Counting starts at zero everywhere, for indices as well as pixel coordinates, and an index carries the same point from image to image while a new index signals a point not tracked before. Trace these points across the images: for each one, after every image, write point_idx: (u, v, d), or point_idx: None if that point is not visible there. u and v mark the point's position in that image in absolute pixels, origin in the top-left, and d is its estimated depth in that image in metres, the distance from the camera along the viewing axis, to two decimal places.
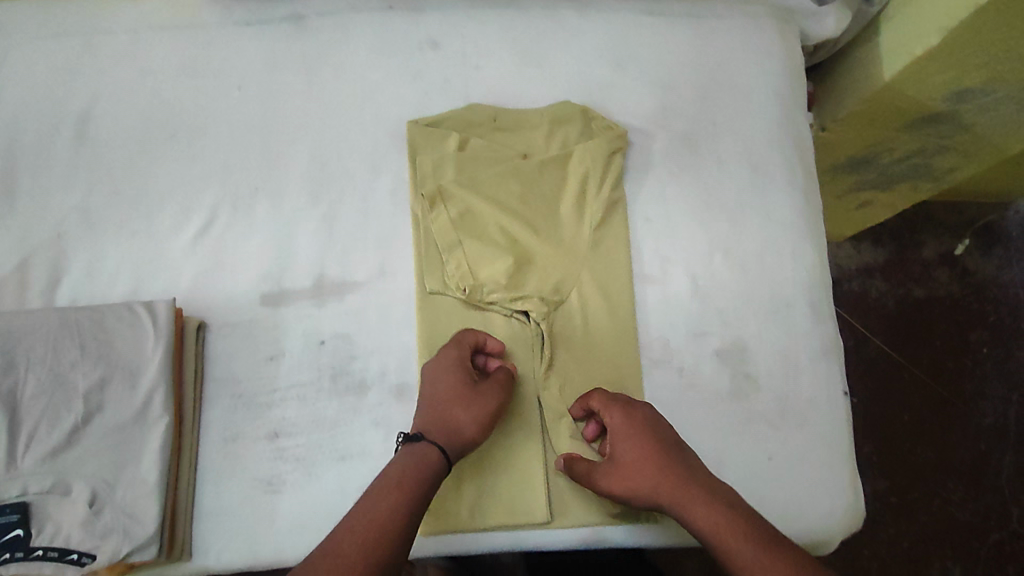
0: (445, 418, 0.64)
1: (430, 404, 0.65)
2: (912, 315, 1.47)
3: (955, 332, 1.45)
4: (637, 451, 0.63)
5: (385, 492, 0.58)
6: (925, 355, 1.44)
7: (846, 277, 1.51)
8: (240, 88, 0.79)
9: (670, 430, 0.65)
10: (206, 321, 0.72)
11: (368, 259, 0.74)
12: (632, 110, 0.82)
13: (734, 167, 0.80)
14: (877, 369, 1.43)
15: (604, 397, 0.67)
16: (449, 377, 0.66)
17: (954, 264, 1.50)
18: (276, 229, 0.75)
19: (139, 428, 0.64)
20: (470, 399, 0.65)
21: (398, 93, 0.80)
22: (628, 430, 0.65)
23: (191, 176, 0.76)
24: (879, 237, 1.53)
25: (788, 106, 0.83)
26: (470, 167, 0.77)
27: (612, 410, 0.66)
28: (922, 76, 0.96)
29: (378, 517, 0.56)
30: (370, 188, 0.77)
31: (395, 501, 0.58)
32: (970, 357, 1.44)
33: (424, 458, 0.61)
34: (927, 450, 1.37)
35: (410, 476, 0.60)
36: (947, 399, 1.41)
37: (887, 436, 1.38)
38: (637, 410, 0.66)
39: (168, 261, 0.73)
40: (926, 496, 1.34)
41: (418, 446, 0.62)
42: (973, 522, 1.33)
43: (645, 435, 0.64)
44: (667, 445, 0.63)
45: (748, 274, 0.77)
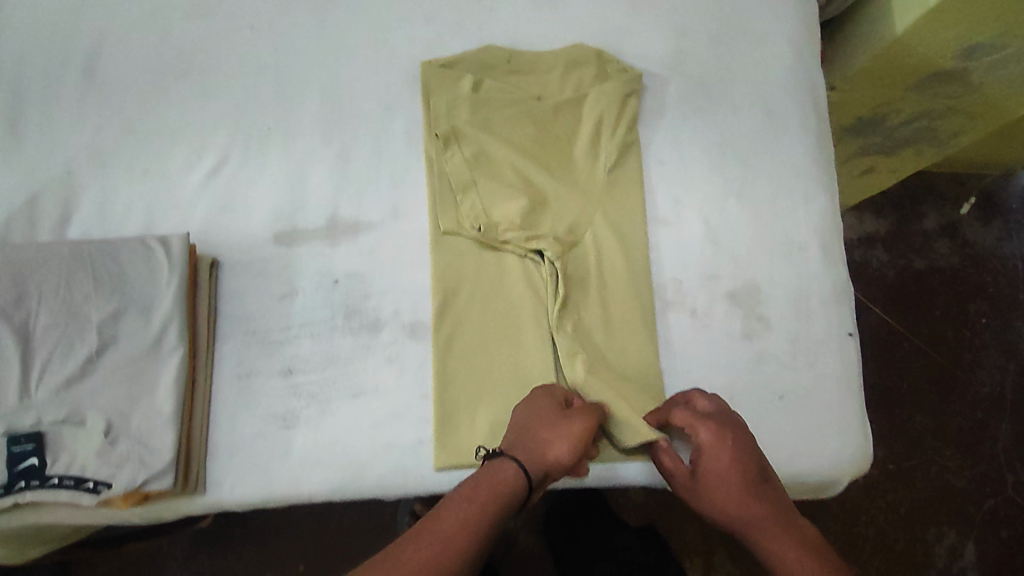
0: (524, 436, 0.62)
1: (518, 432, 0.63)
2: (913, 282, 1.48)
3: (956, 299, 1.47)
4: (727, 480, 0.61)
5: (455, 503, 0.56)
6: (926, 321, 1.45)
7: (850, 244, 1.51)
8: (251, 26, 0.78)
9: (758, 456, 0.63)
10: (218, 259, 0.71)
11: (381, 199, 0.74)
12: (646, 54, 0.81)
13: (748, 112, 0.80)
14: (879, 336, 1.44)
15: (694, 416, 0.64)
16: (531, 403, 0.65)
17: (955, 235, 1.51)
18: (288, 169, 0.74)
19: (154, 361, 0.63)
20: (551, 419, 0.63)
21: (410, 34, 0.79)
22: (718, 455, 0.62)
23: (202, 114, 0.75)
24: (882, 205, 1.53)
25: (803, 53, 0.82)
26: (484, 108, 0.76)
27: (702, 429, 0.63)
28: (933, 30, 0.95)
29: (447, 528, 0.54)
30: (383, 128, 0.76)
31: (468, 512, 0.55)
32: (969, 327, 1.45)
33: (499, 472, 0.59)
34: (926, 418, 1.38)
35: (484, 487, 0.58)
36: (946, 367, 1.42)
37: (887, 401, 1.39)
38: (730, 434, 0.63)
39: (179, 198, 0.72)
40: (925, 462, 1.35)
41: (495, 464, 0.60)
42: (970, 488, 1.35)
43: (737, 464, 0.61)
44: (757, 476, 0.62)
45: (760, 218, 0.77)
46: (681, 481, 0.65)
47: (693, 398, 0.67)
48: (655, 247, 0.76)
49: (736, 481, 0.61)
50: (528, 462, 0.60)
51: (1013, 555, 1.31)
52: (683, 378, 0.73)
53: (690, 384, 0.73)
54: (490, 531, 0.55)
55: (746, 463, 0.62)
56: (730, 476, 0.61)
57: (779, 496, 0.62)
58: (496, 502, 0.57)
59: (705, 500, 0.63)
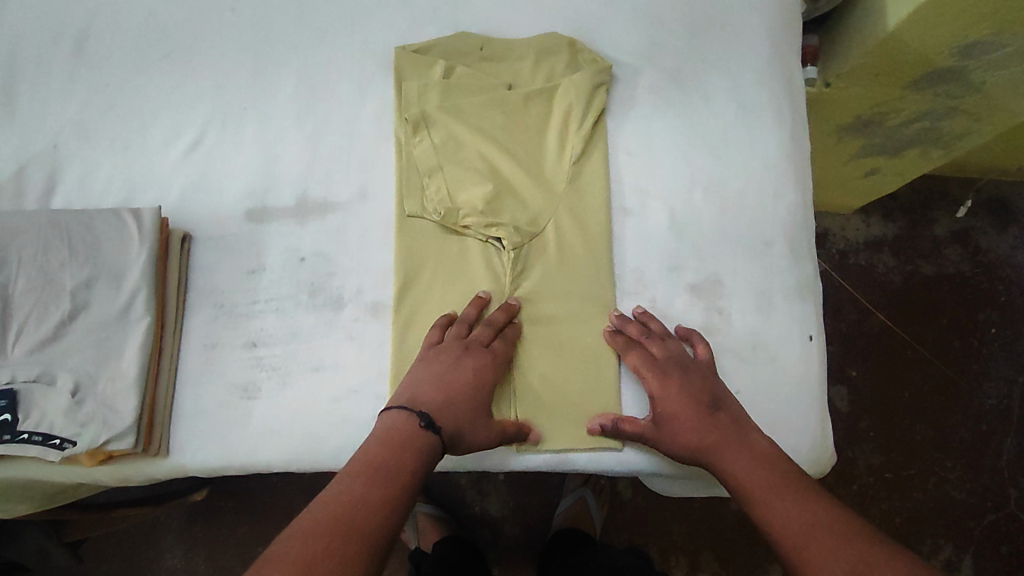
0: (451, 415, 0.65)
1: (452, 414, 0.65)
2: (916, 289, 1.44)
3: (962, 308, 1.43)
4: (682, 417, 0.66)
5: (368, 473, 0.58)
6: (928, 329, 1.42)
7: (854, 248, 1.48)
8: (234, 10, 0.81)
9: (710, 396, 0.67)
10: (190, 234, 0.74)
11: (350, 180, 0.76)
12: (621, 46, 0.82)
13: (720, 105, 0.80)
14: (877, 342, 1.41)
15: (645, 360, 0.69)
16: (470, 387, 0.66)
17: (966, 241, 1.47)
18: (264, 149, 0.77)
19: (122, 327, 0.66)
20: (480, 416, 0.66)
21: (387, 21, 0.81)
22: (669, 400, 0.67)
23: (184, 94, 0.78)
24: (889, 211, 1.50)
25: (778, 46, 0.83)
26: (455, 95, 0.78)
27: (650, 377, 0.69)
28: (926, 27, 0.93)
29: (355, 488, 0.57)
30: (356, 112, 0.78)
31: (378, 452, 0.60)
32: (975, 338, 1.41)
33: (407, 431, 0.62)
34: (926, 427, 1.35)
35: (403, 455, 0.60)
36: (949, 378, 1.38)
37: (884, 410, 1.37)
38: (677, 376, 0.68)
39: (158, 174, 0.76)
40: (922, 473, 1.32)
41: (412, 424, 0.62)
42: (969, 502, 1.31)
43: (686, 398, 0.67)
44: (706, 406, 0.66)
45: (728, 211, 0.77)
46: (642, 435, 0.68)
47: (653, 334, 0.71)
48: (620, 235, 0.76)
49: (689, 415, 0.66)
50: (445, 433, 0.64)
51: (1012, 571, 1.27)
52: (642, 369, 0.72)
53: None
54: (389, 470, 0.59)
55: (695, 395, 0.67)
56: (683, 411, 0.66)
57: (734, 424, 0.65)
58: (416, 468, 0.60)
59: (666, 443, 0.67)
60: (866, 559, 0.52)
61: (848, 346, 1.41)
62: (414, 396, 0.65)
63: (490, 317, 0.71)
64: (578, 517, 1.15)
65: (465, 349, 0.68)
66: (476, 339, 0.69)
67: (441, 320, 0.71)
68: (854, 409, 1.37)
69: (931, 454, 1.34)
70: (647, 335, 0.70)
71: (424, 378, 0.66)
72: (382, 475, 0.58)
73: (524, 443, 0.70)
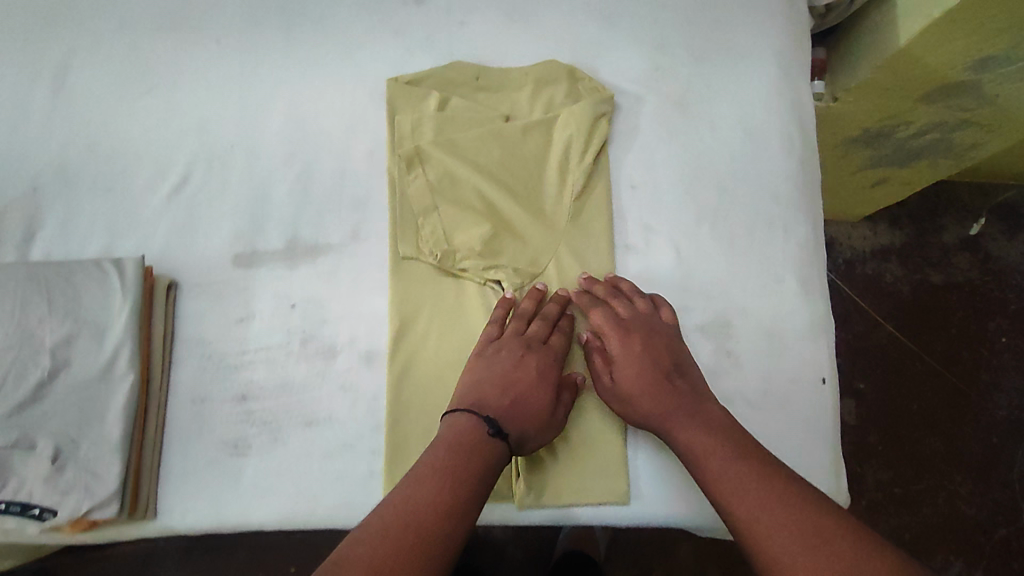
0: (518, 418, 0.61)
1: (519, 414, 0.62)
2: (926, 300, 1.41)
3: (973, 319, 1.39)
4: (634, 375, 0.64)
5: (436, 480, 0.55)
6: (938, 342, 1.38)
7: (860, 257, 1.45)
8: (218, 40, 0.77)
9: (667, 361, 0.65)
10: (176, 281, 0.71)
11: (343, 221, 0.73)
12: (623, 73, 0.78)
13: (728, 134, 0.77)
14: (886, 355, 1.38)
15: (608, 316, 0.67)
16: (535, 386, 0.63)
17: (976, 249, 1.43)
18: (251, 189, 0.73)
19: (104, 386, 0.63)
20: (548, 415, 0.64)
21: (380, 50, 0.78)
22: (627, 355, 0.66)
23: (168, 132, 0.75)
24: (897, 219, 1.47)
25: (787, 70, 0.79)
26: (451, 128, 0.75)
27: (610, 332, 0.67)
28: (939, 43, 0.90)
29: (424, 500, 0.53)
30: (346, 148, 0.75)
31: (443, 457, 0.56)
32: (987, 348, 1.38)
33: (475, 434, 0.59)
34: (936, 441, 1.32)
35: (471, 461, 0.56)
36: (960, 390, 1.35)
37: (893, 424, 1.34)
38: (637, 334, 0.66)
39: (142, 218, 0.72)
40: (932, 488, 1.29)
41: (481, 430, 0.59)
42: (981, 517, 1.28)
43: (643, 357, 0.65)
44: (666, 370, 0.64)
45: (736, 246, 0.74)
46: (601, 383, 0.67)
47: (623, 294, 0.69)
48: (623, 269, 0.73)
49: (644, 374, 0.64)
50: (514, 438, 0.61)
51: None
52: None
53: None
54: (460, 476, 0.55)
55: (650, 358, 0.65)
56: (638, 372, 0.64)
57: (687, 391, 0.63)
58: (486, 475, 0.57)
59: (619, 396, 0.65)
60: (825, 530, 0.50)
61: (856, 360, 1.38)
62: (478, 399, 0.62)
63: (544, 310, 0.68)
64: (581, 537, 1.13)
65: (526, 347, 0.65)
66: (534, 336, 0.66)
67: (498, 315, 0.68)
68: (863, 424, 1.34)
69: (941, 468, 1.31)
70: (613, 294, 0.69)
71: (487, 379, 0.63)
72: (450, 482, 0.54)
73: (527, 499, 0.66)
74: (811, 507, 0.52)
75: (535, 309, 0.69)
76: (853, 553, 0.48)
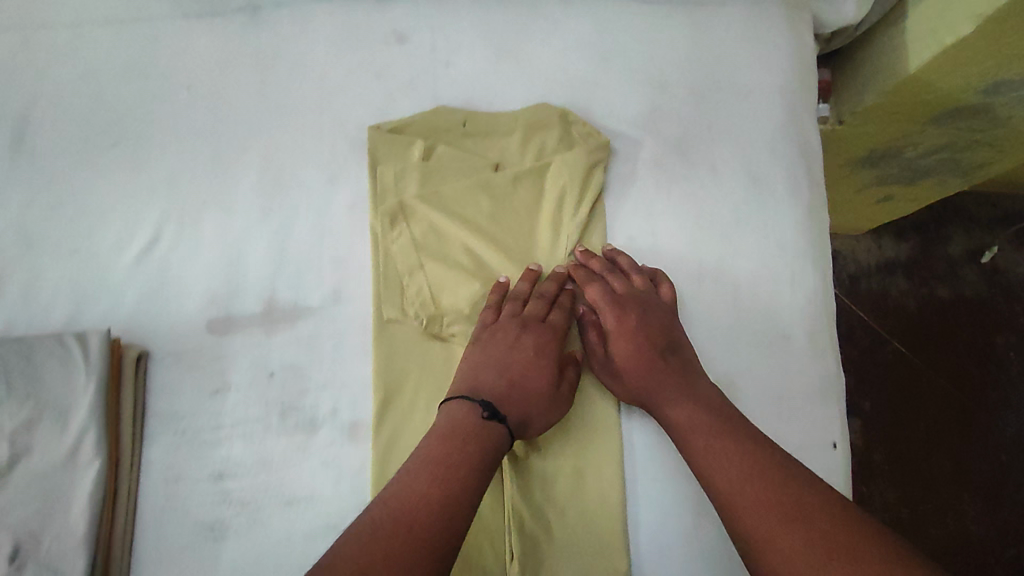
0: (519, 399, 0.60)
1: (520, 398, 0.60)
2: (933, 317, 1.36)
3: (980, 334, 1.35)
4: (627, 353, 0.63)
5: (431, 471, 0.52)
6: (945, 359, 1.33)
7: (865, 271, 1.40)
8: (188, 88, 0.73)
9: (662, 337, 0.63)
10: (147, 350, 0.66)
11: (323, 282, 0.69)
12: (619, 114, 0.74)
13: (731, 179, 0.73)
14: (893, 374, 1.33)
15: (602, 292, 0.65)
16: (534, 366, 0.62)
17: (984, 262, 1.39)
18: (226, 248, 0.69)
19: (69, 473, 0.59)
20: (551, 396, 0.62)
21: (360, 94, 0.73)
22: (622, 331, 0.64)
23: (135, 189, 0.70)
24: (903, 231, 1.41)
25: (793, 106, 0.75)
26: (436, 179, 0.71)
27: (605, 308, 0.65)
28: (950, 69, 0.85)
29: (418, 494, 0.50)
30: (326, 202, 0.71)
31: (436, 446, 0.54)
32: (995, 363, 1.33)
33: (472, 419, 0.57)
34: (943, 460, 1.28)
35: (467, 448, 0.54)
36: (967, 406, 1.30)
37: (899, 444, 1.29)
38: (632, 311, 0.64)
39: (108, 283, 0.68)
40: (940, 508, 1.25)
41: (476, 414, 0.57)
42: (990, 537, 1.24)
43: (637, 335, 0.63)
44: (659, 348, 0.63)
45: (741, 301, 0.70)
46: (595, 358, 0.66)
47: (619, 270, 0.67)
48: None
49: (637, 351, 0.63)
50: (515, 422, 0.59)
51: None
52: (654, 486, 0.65)
53: (660, 496, 0.65)
54: (456, 465, 0.53)
55: (645, 335, 0.63)
56: (631, 349, 0.63)
57: (680, 369, 0.62)
58: (484, 462, 0.54)
59: (612, 370, 0.65)
60: (806, 506, 0.49)
61: (862, 381, 1.33)
62: (475, 385, 0.60)
63: (541, 288, 0.66)
64: None
65: (523, 326, 0.63)
66: (532, 314, 0.64)
67: (491, 300, 0.66)
68: (868, 445, 1.30)
69: (948, 487, 1.27)
70: (609, 269, 0.67)
71: (484, 363, 0.62)
72: (444, 471, 0.52)
73: None
74: (795, 483, 0.51)
75: (531, 288, 0.66)
76: (835, 529, 0.47)
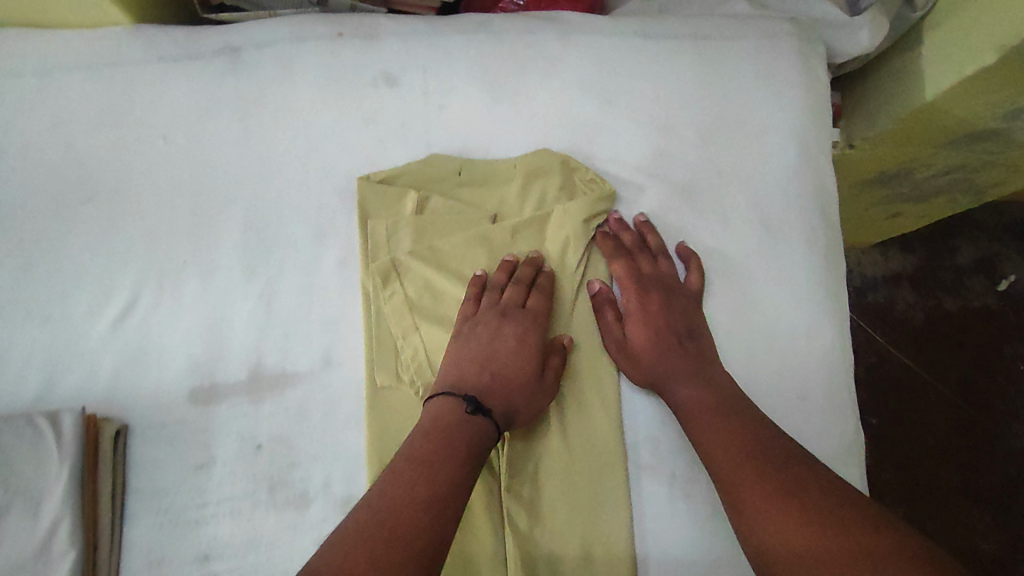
0: (501, 392, 0.59)
1: (500, 390, 0.59)
2: (941, 329, 1.31)
3: (988, 345, 1.29)
4: (648, 335, 0.65)
5: (413, 470, 0.52)
6: (952, 370, 1.28)
7: (870, 284, 1.35)
8: (165, 137, 0.68)
9: (684, 321, 0.65)
10: (127, 424, 0.62)
11: (312, 345, 0.65)
12: (623, 160, 0.71)
13: (741, 229, 0.70)
14: (899, 385, 1.28)
15: (631, 273, 0.67)
16: (514, 356, 0.61)
17: (992, 271, 1.33)
18: (207, 312, 0.65)
19: (41, 567, 0.54)
20: (536, 384, 0.61)
21: (349, 142, 0.69)
22: (647, 312, 0.66)
23: (112, 248, 0.66)
24: (908, 241, 1.37)
25: (805, 148, 0.72)
26: (431, 233, 0.67)
27: (630, 288, 0.67)
28: (969, 97, 0.80)
29: (399, 495, 0.50)
30: (314, 259, 0.67)
31: (417, 443, 0.54)
32: (1004, 374, 1.27)
33: (452, 415, 0.56)
34: (950, 474, 1.23)
35: (452, 442, 0.54)
36: (974, 419, 1.25)
37: (906, 457, 1.24)
38: (657, 296, 0.66)
39: (84, 352, 0.64)
40: (947, 524, 1.20)
41: (457, 410, 0.57)
42: (1000, 553, 1.18)
43: (660, 318, 0.65)
44: (679, 334, 0.64)
45: (754, 360, 0.67)
46: (609, 337, 0.66)
47: (648, 250, 0.68)
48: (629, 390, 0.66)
49: (659, 332, 0.65)
50: (499, 415, 0.58)
51: None
52: (665, 558, 0.62)
53: (674, 567, 0.62)
54: (438, 463, 0.52)
55: (669, 319, 0.65)
56: (653, 332, 0.65)
57: (697, 352, 0.64)
58: (466, 457, 0.54)
59: (627, 349, 0.65)
60: (803, 484, 0.52)
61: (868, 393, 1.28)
62: (456, 381, 0.60)
63: (518, 274, 0.65)
64: None
65: (502, 316, 0.63)
66: (510, 302, 0.63)
67: (470, 291, 0.65)
68: (874, 458, 1.24)
69: (956, 501, 1.22)
70: (640, 249, 0.68)
71: (464, 356, 0.61)
72: (428, 469, 0.52)
73: None
74: (793, 463, 0.54)
75: (508, 277, 0.65)
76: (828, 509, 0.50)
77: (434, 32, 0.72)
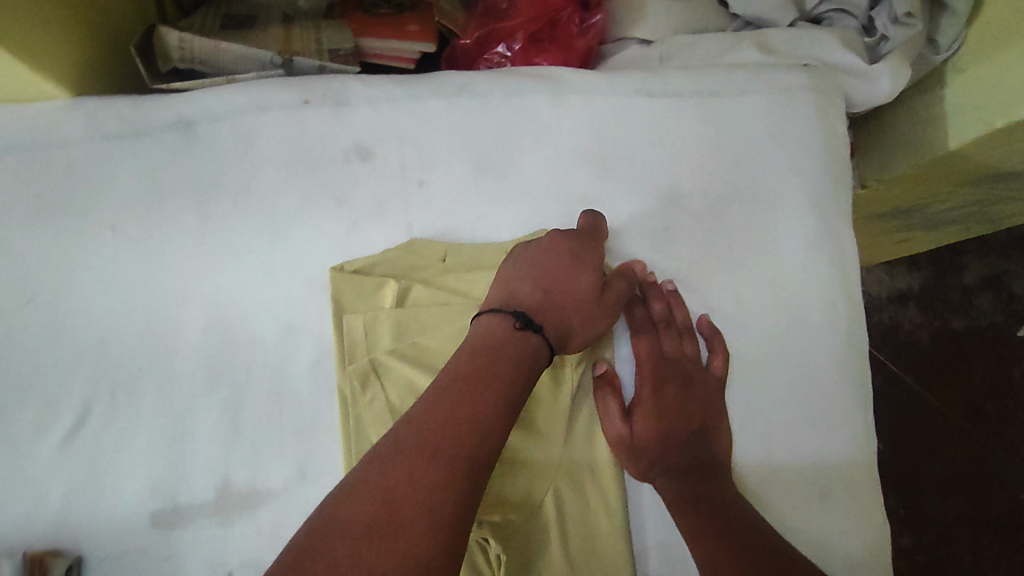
0: (557, 310, 0.54)
1: (557, 304, 0.55)
2: (948, 353, 1.22)
3: (997, 368, 1.20)
4: (655, 430, 0.58)
5: (461, 388, 0.45)
6: (961, 396, 1.20)
7: (874, 305, 1.26)
8: (114, 228, 0.61)
9: (701, 411, 0.60)
10: (83, 556, 0.56)
11: (285, 458, 0.58)
12: (622, 234, 0.65)
13: (756, 310, 0.64)
14: (907, 412, 1.20)
15: (653, 350, 0.62)
16: (571, 272, 0.57)
17: (1000, 288, 1.23)
18: (167, 425, 0.59)
19: None
20: (589, 308, 0.56)
21: (320, 227, 0.62)
22: (662, 397, 0.60)
23: (60, 356, 0.59)
24: (914, 260, 1.26)
25: (823, 215, 0.66)
26: (414, 329, 0.59)
27: (647, 367, 0.61)
28: (998, 144, 0.73)
29: (439, 416, 0.43)
30: (285, 360, 0.60)
31: (466, 360, 0.48)
32: (1014, 397, 1.19)
33: (505, 330, 0.51)
34: (959, 503, 1.15)
35: (499, 360, 0.48)
36: (984, 445, 1.17)
37: (914, 486, 1.16)
38: (674, 383, 0.61)
39: (30, 477, 0.57)
40: (955, 555, 1.13)
41: (508, 325, 0.51)
42: None
43: (676, 405, 0.60)
44: (693, 429, 0.59)
45: (772, 454, 0.61)
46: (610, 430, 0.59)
47: (674, 326, 0.63)
48: (634, 492, 0.60)
49: (669, 423, 0.59)
50: (552, 334, 0.53)
51: None
52: None
53: None
54: (487, 385, 0.46)
55: (685, 409, 0.59)
56: (662, 426, 0.59)
57: (703, 450, 0.58)
58: (516, 383, 0.47)
59: (625, 438, 0.59)
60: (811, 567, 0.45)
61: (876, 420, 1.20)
62: (508, 299, 0.54)
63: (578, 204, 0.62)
64: None
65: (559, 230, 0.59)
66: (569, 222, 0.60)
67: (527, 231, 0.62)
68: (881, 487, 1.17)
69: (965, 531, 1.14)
70: (666, 324, 0.63)
71: (514, 274, 0.57)
72: (474, 389, 0.46)
73: None
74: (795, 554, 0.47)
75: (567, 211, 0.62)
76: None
77: (410, 95, 0.65)
